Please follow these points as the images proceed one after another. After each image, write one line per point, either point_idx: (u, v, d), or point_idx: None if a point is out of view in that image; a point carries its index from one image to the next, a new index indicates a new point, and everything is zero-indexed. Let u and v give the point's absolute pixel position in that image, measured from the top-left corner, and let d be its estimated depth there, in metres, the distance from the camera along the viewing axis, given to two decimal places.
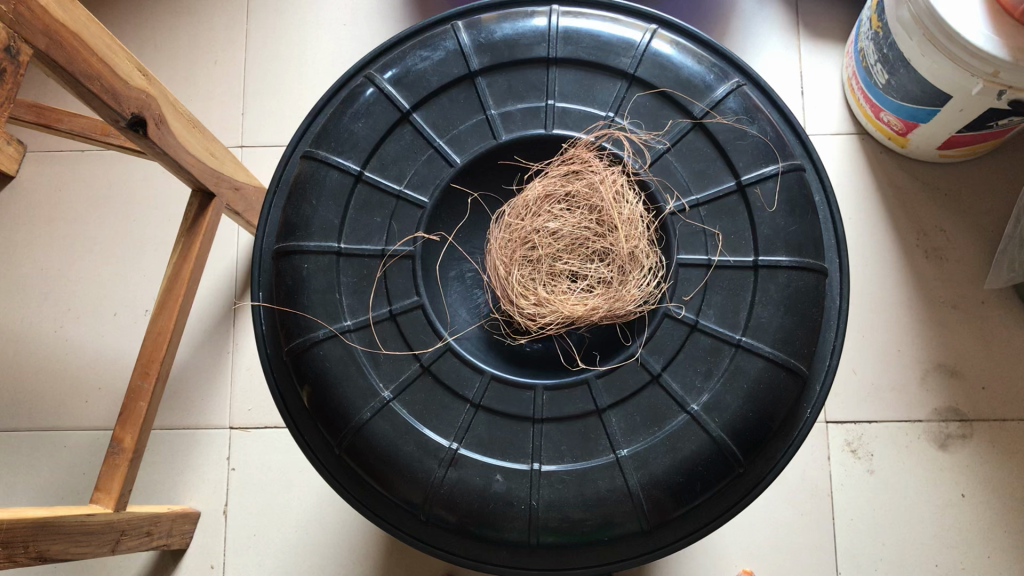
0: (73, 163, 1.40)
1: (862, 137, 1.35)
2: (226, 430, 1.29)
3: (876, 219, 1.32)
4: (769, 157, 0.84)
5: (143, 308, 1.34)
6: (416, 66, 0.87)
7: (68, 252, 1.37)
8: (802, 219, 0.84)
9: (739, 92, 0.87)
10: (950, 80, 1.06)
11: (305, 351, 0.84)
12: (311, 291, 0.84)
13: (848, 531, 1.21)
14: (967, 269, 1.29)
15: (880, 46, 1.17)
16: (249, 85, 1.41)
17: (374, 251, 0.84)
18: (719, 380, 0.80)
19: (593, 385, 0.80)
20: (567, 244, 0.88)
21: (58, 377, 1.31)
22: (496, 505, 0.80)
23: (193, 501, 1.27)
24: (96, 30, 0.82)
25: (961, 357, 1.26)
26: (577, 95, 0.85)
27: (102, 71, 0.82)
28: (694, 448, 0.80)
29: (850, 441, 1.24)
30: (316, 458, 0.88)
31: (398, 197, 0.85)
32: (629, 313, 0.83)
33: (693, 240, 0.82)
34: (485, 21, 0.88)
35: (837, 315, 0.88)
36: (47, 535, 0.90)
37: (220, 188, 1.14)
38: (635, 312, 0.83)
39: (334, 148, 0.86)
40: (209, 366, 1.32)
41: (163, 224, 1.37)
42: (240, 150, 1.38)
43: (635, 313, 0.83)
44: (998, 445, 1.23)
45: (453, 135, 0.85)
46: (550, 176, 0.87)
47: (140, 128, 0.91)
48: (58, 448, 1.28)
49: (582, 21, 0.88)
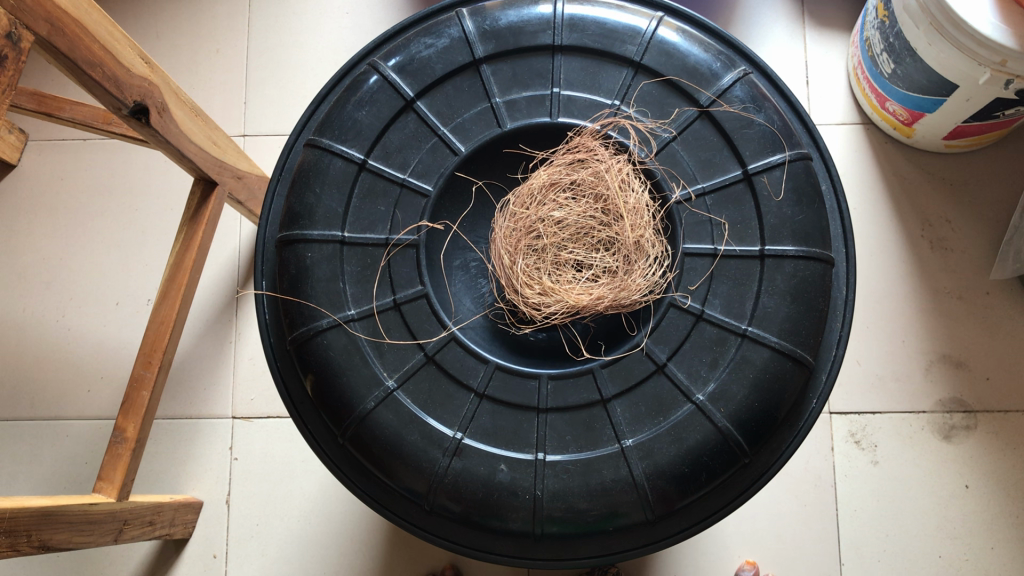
0: (74, 152, 1.40)
1: (867, 127, 1.34)
2: (228, 420, 1.29)
3: (880, 209, 1.31)
4: (776, 145, 0.84)
5: (145, 298, 1.34)
6: (420, 53, 0.86)
7: (70, 241, 1.36)
8: (809, 208, 0.83)
9: (745, 80, 0.86)
10: (957, 70, 1.06)
11: (309, 340, 0.84)
12: (315, 280, 0.84)
13: (851, 521, 1.21)
14: (971, 260, 1.28)
15: (887, 36, 1.16)
16: (251, 74, 1.40)
17: (378, 239, 0.83)
18: (725, 370, 0.80)
19: (598, 375, 0.80)
20: (572, 233, 0.87)
21: (60, 366, 1.31)
22: (500, 495, 0.79)
23: (195, 491, 1.27)
24: (98, 16, 0.82)
25: (966, 348, 1.26)
26: (582, 83, 0.85)
27: (104, 58, 0.82)
28: (699, 438, 0.79)
29: (853, 432, 1.24)
30: (319, 447, 0.88)
31: (402, 185, 0.84)
32: (634, 303, 0.83)
33: (699, 229, 0.82)
34: (489, 8, 0.88)
35: (843, 305, 0.87)
36: (49, 524, 0.89)
37: (222, 177, 1.13)
38: (641, 302, 0.82)
39: (338, 136, 0.86)
40: (212, 356, 1.32)
41: (165, 213, 1.37)
42: (242, 139, 1.38)
43: (640, 303, 0.83)
44: (1002, 437, 1.23)
45: (458, 123, 0.85)
46: (556, 165, 0.87)
47: (142, 116, 0.91)
48: (60, 437, 1.28)
49: (588, 8, 0.87)
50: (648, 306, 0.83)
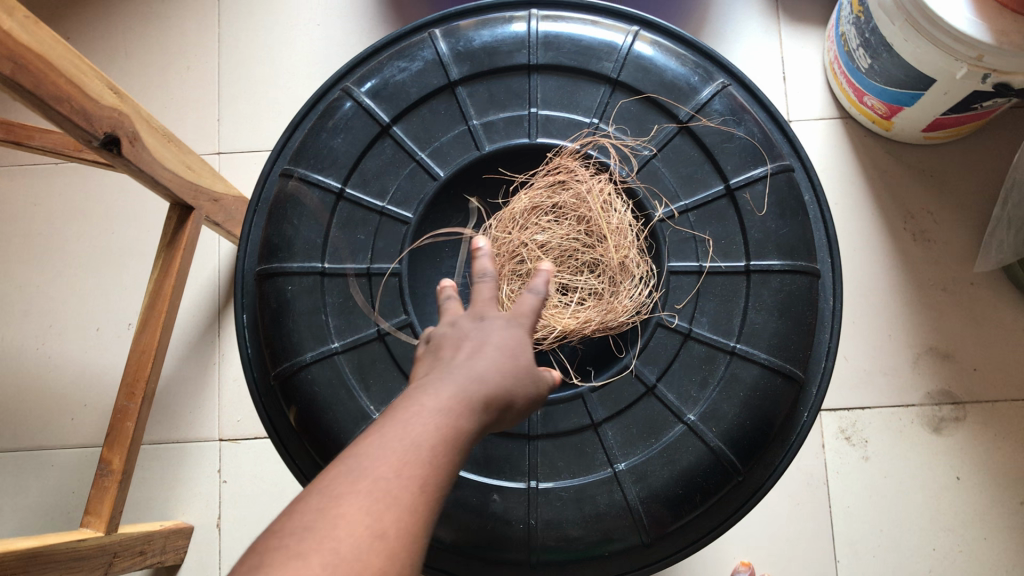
0: (47, 177, 1.37)
1: (846, 121, 1.33)
2: (216, 442, 1.28)
3: (862, 205, 1.31)
4: (757, 159, 0.83)
5: (126, 322, 1.32)
6: (394, 78, 0.85)
7: (45, 268, 1.34)
8: (793, 220, 0.83)
9: (724, 93, 0.85)
10: (934, 64, 1.05)
11: (293, 374, 0.82)
12: (296, 313, 0.82)
13: (845, 518, 1.21)
14: (955, 251, 1.28)
15: (862, 31, 1.16)
16: (223, 90, 1.38)
17: (358, 269, 0.82)
18: (715, 389, 0.79)
19: (588, 399, 0.79)
20: (556, 256, 0.88)
21: (42, 396, 1.29)
22: (494, 525, 0.79)
23: (186, 515, 1.25)
24: (63, 50, 0.80)
25: (953, 340, 1.26)
26: (560, 102, 0.84)
27: (72, 92, 0.80)
28: (692, 459, 0.79)
29: (844, 428, 1.24)
30: (308, 481, 0.86)
31: (381, 213, 0.83)
32: (621, 325, 0.83)
33: (683, 247, 0.81)
34: (462, 28, 0.87)
35: (830, 315, 0.87)
36: (38, 565, 0.88)
37: (198, 201, 1.12)
38: (627, 323, 0.82)
39: (313, 165, 0.84)
40: (197, 379, 1.30)
41: (143, 236, 1.35)
42: (217, 157, 1.36)
43: (627, 324, 0.82)
44: (991, 427, 1.23)
45: (435, 147, 0.84)
46: (536, 187, 0.87)
47: (114, 147, 0.90)
48: (44, 467, 1.26)
49: (562, 25, 0.86)
50: (635, 327, 0.82)
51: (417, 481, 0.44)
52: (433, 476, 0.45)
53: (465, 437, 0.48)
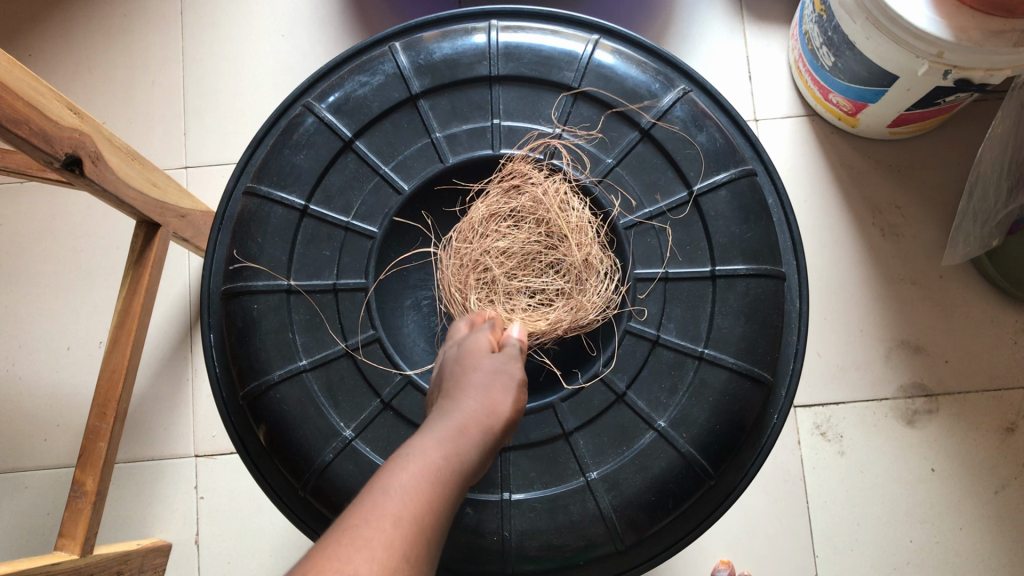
0: (12, 196, 1.36)
1: (812, 118, 1.34)
2: (191, 458, 1.27)
3: (830, 201, 1.31)
4: (720, 164, 0.83)
5: (97, 340, 1.31)
6: (356, 92, 0.85)
7: (13, 288, 1.33)
8: (756, 223, 0.83)
9: (685, 98, 0.86)
10: (896, 61, 1.06)
11: (261, 394, 0.82)
12: (263, 332, 0.82)
13: (823, 513, 1.22)
14: (922, 245, 1.29)
15: (825, 29, 1.17)
16: (188, 104, 1.37)
17: (325, 285, 0.82)
18: (684, 395, 0.80)
19: (559, 408, 0.79)
20: (518, 261, 0.88)
21: (13, 417, 1.28)
22: (468, 538, 0.78)
23: (163, 533, 1.25)
24: (19, 73, 0.79)
25: (923, 334, 1.27)
26: (522, 112, 0.84)
27: (30, 115, 0.79)
28: (664, 465, 0.79)
29: (819, 424, 1.25)
30: (280, 500, 0.86)
31: (347, 228, 0.83)
32: (590, 322, 0.84)
33: (649, 254, 0.82)
34: (423, 40, 0.86)
35: (797, 316, 0.87)
36: None
37: (165, 217, 1.11)
38: (596, 320, 0.83)
39: (276, 182, 0.84)
40: (170, 395, 1.30)
41: (111, 253, 1.34)
42: (185, 171, 1.35)
43: (598, 321, 0.83)
44: (963, 418, 1.24)
45: (399, 161, 0.83)
46: (492, 195, 0.87)
47: (76, 167, 0.89)
48: (19, 489, 1.25)
49: (522, 35, 0.86)
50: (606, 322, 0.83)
51: (392, 523, 0.49)
52: (416, 523, 0.50)
53: (451, 478, 0.55)
